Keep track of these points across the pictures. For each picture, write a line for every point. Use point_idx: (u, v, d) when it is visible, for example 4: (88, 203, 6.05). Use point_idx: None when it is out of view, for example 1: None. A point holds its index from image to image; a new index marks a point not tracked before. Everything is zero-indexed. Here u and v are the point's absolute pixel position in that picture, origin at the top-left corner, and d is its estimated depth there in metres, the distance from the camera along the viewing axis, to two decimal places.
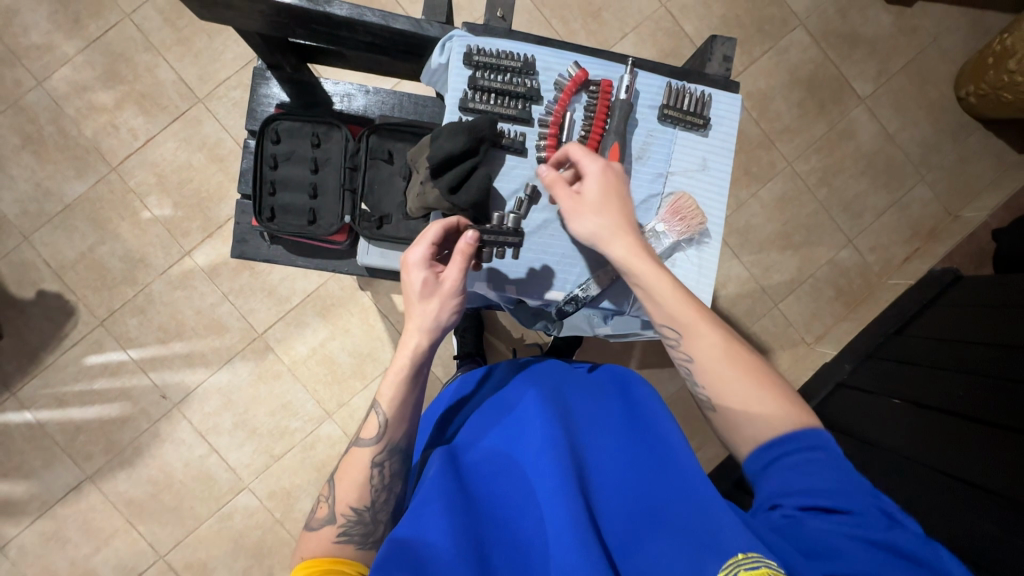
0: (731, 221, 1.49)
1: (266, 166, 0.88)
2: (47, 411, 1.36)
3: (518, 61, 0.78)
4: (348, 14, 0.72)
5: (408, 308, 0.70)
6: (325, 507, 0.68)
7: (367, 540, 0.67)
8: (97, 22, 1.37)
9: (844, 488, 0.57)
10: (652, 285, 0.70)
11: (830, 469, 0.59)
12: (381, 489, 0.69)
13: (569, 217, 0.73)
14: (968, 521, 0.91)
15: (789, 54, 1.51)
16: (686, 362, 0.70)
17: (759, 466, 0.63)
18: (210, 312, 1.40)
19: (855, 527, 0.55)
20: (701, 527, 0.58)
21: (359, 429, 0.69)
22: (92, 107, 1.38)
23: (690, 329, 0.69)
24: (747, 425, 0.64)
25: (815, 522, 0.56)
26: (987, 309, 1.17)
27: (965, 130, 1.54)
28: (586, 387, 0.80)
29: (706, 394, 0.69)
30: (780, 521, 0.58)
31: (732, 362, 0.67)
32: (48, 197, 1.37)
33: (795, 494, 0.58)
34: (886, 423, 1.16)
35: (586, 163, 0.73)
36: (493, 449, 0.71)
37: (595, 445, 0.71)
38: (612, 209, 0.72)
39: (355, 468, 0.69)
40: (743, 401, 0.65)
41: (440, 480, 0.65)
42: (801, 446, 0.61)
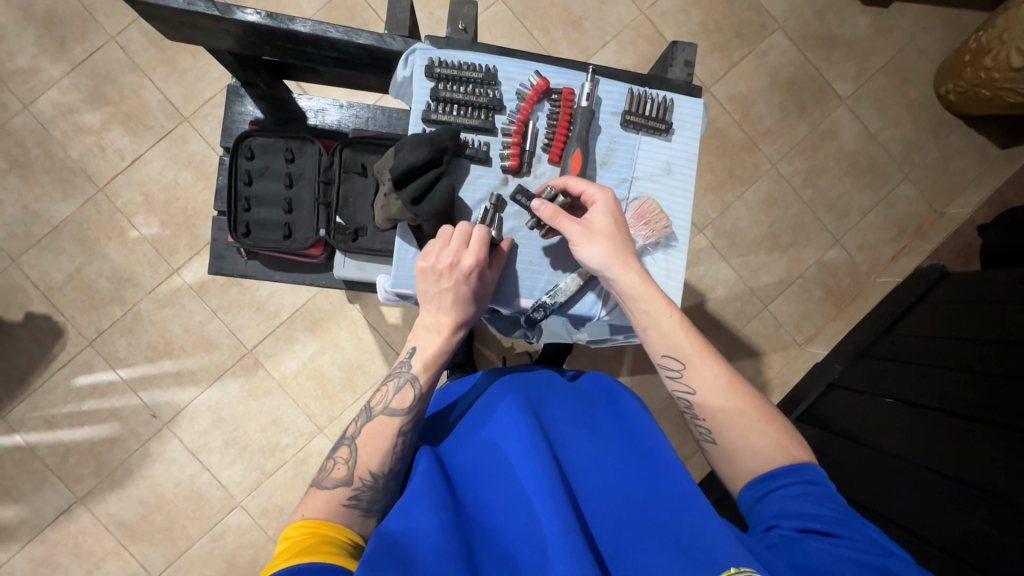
0: (718, 224, 1.50)
1: (240, 183, 0.88)
2: (37, 434, 1.35)
3: (479, 72, 0.78)
4: (312, 31, 0.73)
5: (458, 301, 0.73)
6: (343, 469, 0.67)
7: (372, 508, 0.66)
8: (82, 45, 1.39)
9: (841, 516, 0.57)
10: (657, 317, 0.71)
11: (828, 500, 0.59)
12: (399, 459, 0.70)
13: (578, 244, 0.73)
14: (966, 523, 0.89)
15: (769, 58, 1.52)
16: (687, 395, 0.71)
17: (756, 494, 0.63)
18: (199, 329, 1.39)
19: (852, 551, 0.54)
20: (695, 539, 0.57)
21: (396, 397, 0.71)
22: (79, 129, 1.39)
23: (693, 361, 0.70)
24: (748, 459, 0.66)
25: (809, 541, 0.55)
26: (975, 305, 1.17)
27: (947, 127, 1.55)
28: (571, 394, 0.80)
29: (705, 426, 0.70)
30: (776, 540, 0.57)
31: (734, 395, 0.69)
32: (36, 220, 1.37)
33: (792, 517, 0.58)
34: (878, 424, 1.15)
35: (596, 190, 0.74)
36: (478, 457, 0.71)
37: (583, 452, 0.70)
38: (617, 235, 0.73)
39: (385, 437, 0.69)
40: (746, 432, 0.67)
41: (428, 484, 0.64)
42: (801, 477, 0.62)
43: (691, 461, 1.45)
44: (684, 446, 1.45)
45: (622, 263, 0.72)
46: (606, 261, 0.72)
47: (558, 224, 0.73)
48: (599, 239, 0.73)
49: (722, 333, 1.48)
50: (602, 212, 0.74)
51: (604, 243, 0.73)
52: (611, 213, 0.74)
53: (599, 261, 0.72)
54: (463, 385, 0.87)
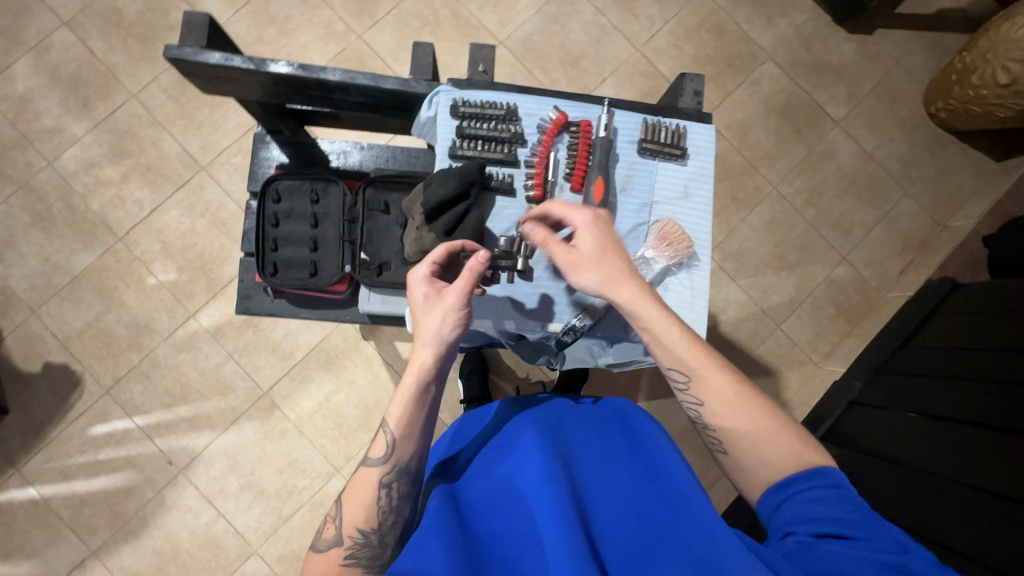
0: (724, 247, 1.52)
1: (268, 225, 0.91)
2: (52, 486, 1.34)
3: (501, 109, 0.82)
4: (341, 79, 0.77)
5: (413, 323, 0.70)
6: (333, 527, 0.68)
7: (372, 562, 0.67)
8: (105, 103, 1.45)
9: (856, 518, 0.58)
10: (658, 334, 0.70)
11: (842, 502, 0.60)
12: (388, 511, 0.68)
13: (569, 271, 0.72)
14: (1002, 535, 0.87)
15: (761, 86, 1.58)
16: (696, 406, 0.70)
17: (774, 500, 0.64)
18: (215, 373, 1.40)
19: (863, 552, 0.55)
20: (705, 557, 0.56)
21: (368, 448, 0.70)
22: (99, 182, 1.43)
23: (698, 373, 0.69)
24: (760, 469, 0.66)
25: (825, 547, 0.56)
26: (990, 315, 1.17)
27: (941, 143, 1.58)
28: (586, 421, 0.80)
29: (716, 436, 0.69)
30: (791, 548, 0.59)
31: (744, 406, 0.67)
32: (56, 271, 1.40)
33: (808, 523, 0.59)
34: (904, 441, 1.13)
35: (575, 215, 0.73)
36: (496, 491, 0.70)
37: (600, 477, 0.70)
38: (609, 257, 0.72)
39: (366, 487, 0.68)
40: (756, 442, 0.66)
41: (439, 515, 0.64)
42: (816, 481, 0.62)
43: (716, 487, 1.42)
44: (707, 472, 1.42)
45: (616, 283, 0.71)
46: (608, 285, 0.71)
47: (550, 249, 0.72)
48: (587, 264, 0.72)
49: (737, 356, 1.48)
50: (589, 237, 0.72)
51: (603, 265, 0.71)
52: (600, 237, 0.72)
53: (592, 287, 0.71)
54: (481, 415, 0.89)
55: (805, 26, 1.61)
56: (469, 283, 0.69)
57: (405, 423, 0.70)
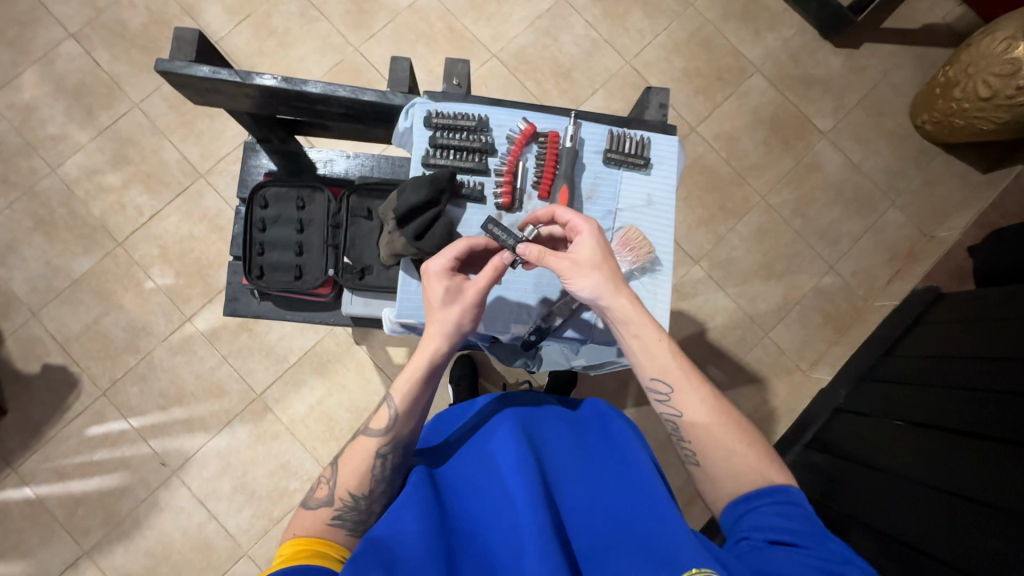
0: (712, 256, 1.54)
1: (255, 230, 0.94)
2: (47, 486, 1.36)
3: (472, 120, 0.85)
4: (322, 91, 0.80)
5: (429, 311, 0.73)
6: (325, 488, 0.69)
7: (358, 527, 0.68)
8: (108, 112, 1.50)
9: (811, 531, 0.59)
10: (648, 340, 0.73)
11: (800, 517, 0.61)
12: (380, 480, 0.71)
13: (569, 279, 0.74)
14: (975, 542, 0.88)
15: (749, 98, 1.61)
16: (673, 417, 0.72)
17: (735, 512, 0.65)
18: (210, 375, 1.42)
19: (812, 560, 0.56)
20: (666, 545, 0.58)
21: (371, 418, 0.72)
22: (101, 188, 1.47)
23: (680, 385, 0.72)
24: (730, 481, 0.67)
25: (776, 552, 0.58)
26: (971, 324, 1.19)
27: (927, 155, 1.61)
28: (564, 418, 0.82)
29: (691, 448, 0.71)
30: (744, 550, 0.60)
31: (719, 420, 0.70)
32: (57, 274, 1.43)
33: (763, 530, 0.61)
34: (888, 447, 1.14)
35: (578, 221, 0.75)
36: (472, 478, 0.72)
37: (572, 470, 0.72)
38: (606, 264, 0.74)
39: (363, 453, 0.70)
40: (729, 456, 0.68)
41: (416, 491, 0.67)
42: (779, 497, 0.63)
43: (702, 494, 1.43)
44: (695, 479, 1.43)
45: (616, 291, 0.73)
46: (608, 292, 0.73)
47: (550, 262, 0.74)
48: (587, 270, 0.74)
49: (724, 363, 1.49)
50: (588, 242, 0.74)
51: (599, 272, 0.73)
52: (598, 244, 0.74)
53: (591, 294, 0.74)
54: (464, 407, 0.88)
55: (793, 40, 1.64)
56: (488, 279, 0.73)
57: (410, 401, 0.72)
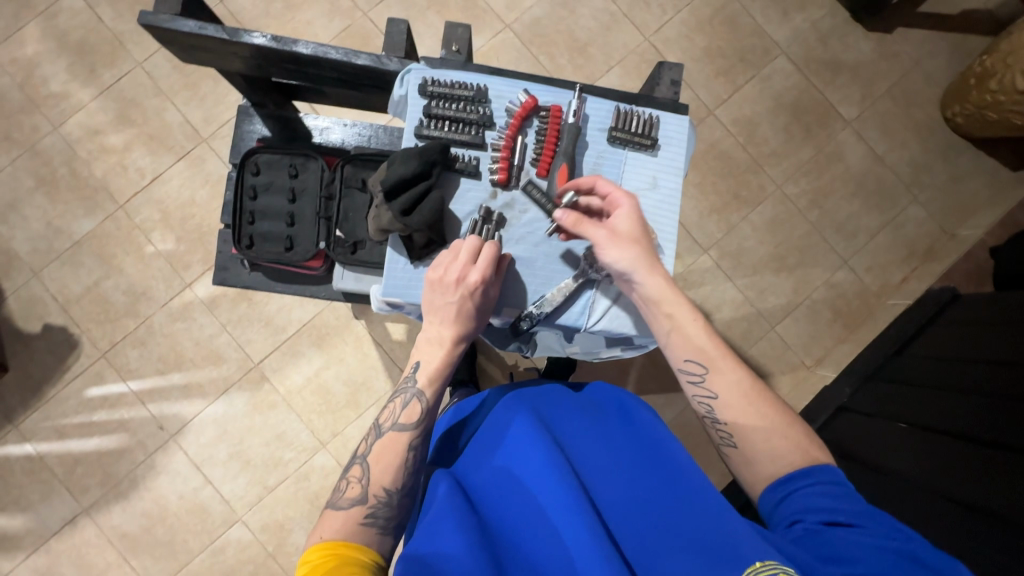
0: (722, 245, 1.50)
1: (246, 197, 0.91)
2: (47, 444, 1.38)
3: (470, 90, 0.81)
4: (313, 52, 0.77)
5: (461, 321, 0.74)
6: (357, 488, 0.68)
7: (389, 525, 0.66)
8: (111, 71, 1.46)
9: (863, 509, 0.59)
10: (682, 320, 0.72)
11: (849, 495, 0.61)
12: (412, 472, 0.71)
13: (603, 248, 0.73)
14: (974, 547, 0.85)
15: (772, 82, 1.54)
16: (708, 400, 0.71)
17: (777, 496, 0.64)
18: (209, 343, 1.42)
19: (874, 538, 0.55)
20: (720, 542, 0.56)
21: (402, 413, 0.72)
22: (103, 149, 1.45)
23: (716, 365, 0.71)
24: (769, 464, 0.66)
25: (838, 534, 0.57)
26: (991, 326, 1.14)
27: (956, 149, 1.54)
28: (584, 408, 0.80)
29: (727, 431, 0.69)
30: (801, 534, 0.59)
31: (754, 400, 0.69)
32: (59, 235, 1.43)
33: (816, 511, 0.60)
34: (896, 450, 1.11)
35: (620, 196, 0.76)
36: (495, 475, 0.70)
37: (599, 466, 0.70)
38: (643, 240, 0.74)
39: (396, 452, 0.70)
40: (770, 437, 0.67)
41: (450, 500, 0.65)
42: (824, 476, 0.63)
43: None
44: None
45: (651, 265, 0.73)
46: (642, 265, 0.73)
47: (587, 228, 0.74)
48: (625, 242, 0.74)
49: None
50: (628, 216, 0.75)
51: (634, 247, 0.73)
52: (637, 220, 0.75)
53: (625, 266, 0.73)
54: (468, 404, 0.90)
55: (823, 21, 1.56)
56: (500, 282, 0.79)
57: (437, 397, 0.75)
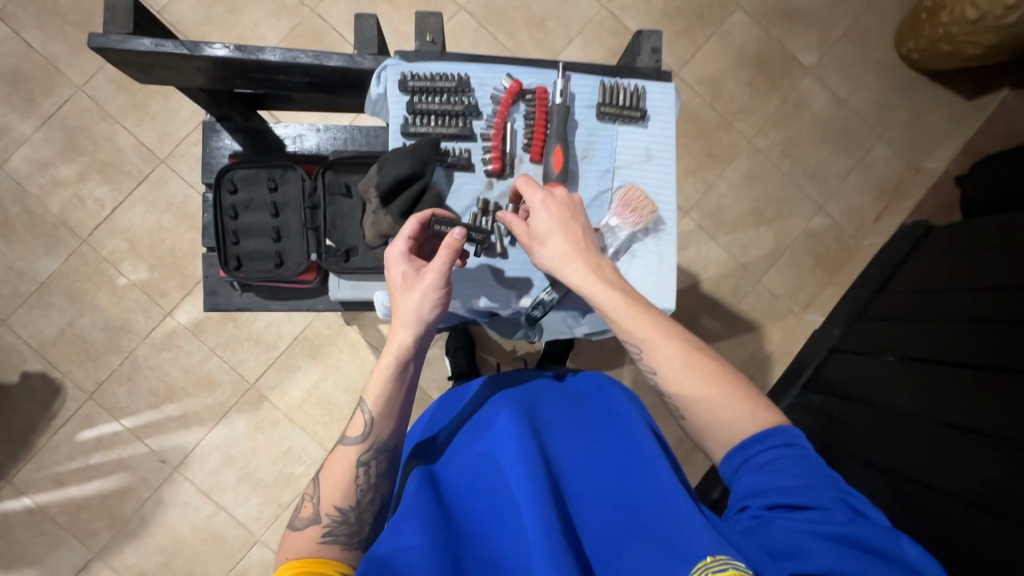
0: (701, 205, 1.52)
1: (226, 217, 0.88)
2: (46, 494, 1.33)
3: (452, 81, 0.79)
4: (282, 59, 0.74)
5: (391, 303, 0.71)
6: (309, 506, 0.66)
7: (351, 541, 0.65)
8: (50, 98, 1.38)
9: (809, 485, 0.55)
10: (607, 309, 0.68)
11: (796, 468, 0.57)
12: (366, 488, 0.68)
13: (530, 248, 0.73)
14: (972, 468, 0.91)
15: (732, 37, 1.55)
16: (651, 375, 0.68)
17: (735, 464, 0.61)
18: (200, 369, 1.39)
19: (816, 523, 0.53)
20: (676, 535, 0.58)
21: (346, 426, 0.69)
22: (56, 183, 1.38)
23: (649, 342, 0.67)
24: (718, 431, 0.63)
25: (780, 521, 0.54)
26: (967, 253, 1.19)
27: (914, 85, 1.57)
28: (563, 397, 0.81)
29: (673, 403, 0.67)
30: (748, 523, 0.57)
31: (694, 372, 0.66)
32: (22, 278, 1.36)
33: (760, 495, 0.57)
34: (888, 381, 1.15)
35: (530, 194, 0.73)
36: (473, 467, 0.71)
37: (571, 453, 0.72)
38: (566, 234, 0.71)
39: (344, 467, 0.68)
40: (710, 404, 0.64)
41: (419, 496, 0.65)
42: (768, 450, 0.59)
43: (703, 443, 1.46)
44: None
45: (568, 263, 0.70)
46: (562, 263, 0.71)
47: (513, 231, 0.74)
48: (545, 241, 0.72)
49: (720, 312, 1.50)
50: (543, 216, 0.72)
51: (557, 242, 0.71)
52: (555, 214, 0.72)
53: (550, 264, 0.72)
54: (459, 394, 0.89)
55: None
56: (448, 259, 0.69)
57: (384, 402, 0.70)
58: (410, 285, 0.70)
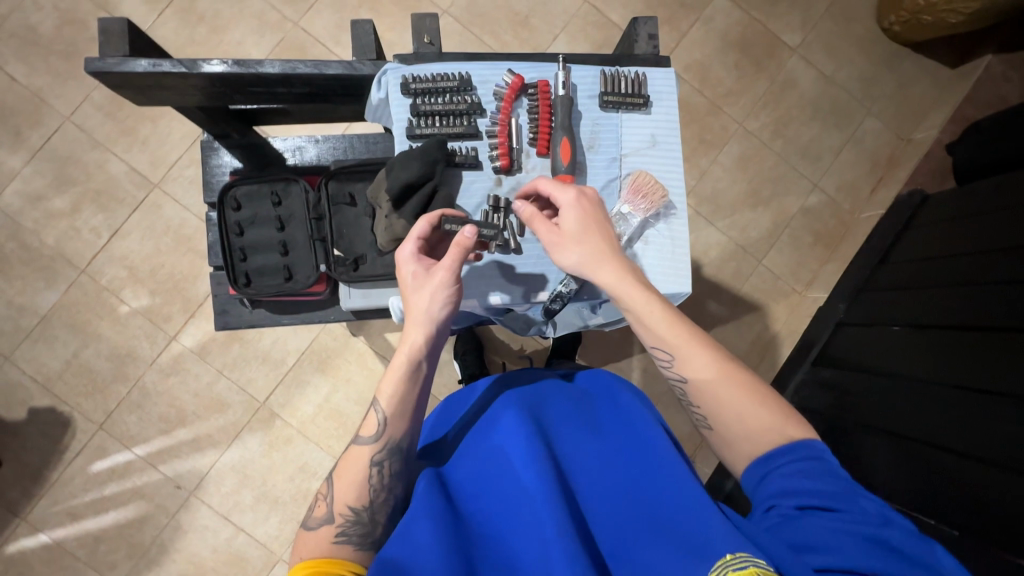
0: (697, 191, 1.52)
1: (232, 235, 0.88)
2: (62, 529, 1.32)
3: (454, 80, 0.80)
4: (281, 71, 0.73)
5: (403, 302, 0.71)
6: (323, 506, 0.66)
7: (365, 541, 0.65)
8: (38, 130, 1.37)
9: (840, 490, 0.56)
10: (639, 312, 0.69)
11: (826, 474, 0.58)
12: (380, 489, 0.67)
13: (553, 251, 0.72)
14: (990, 429, 0.91)
15: (715, 22, 1.55)
16: (679, 383, 0.69)
17: (759, 473, 0.61)
18: (209, 391, 1.38)
19: (848, 523, 0.54)
20: (693, 532, 0.58)
21: (359, 426, 0.69)
22: (50, 215, 1.37)
23: (681, 350, 0.68)
24: (745, 442, 0.63)
25: (812, 521, 0.54)
26: (964, 218, 1.20)
27: (898, 57, 1.58)
28: (570, 395, 0.81)
29: (700, 412, 0.68)
30: (775, 521, 0.57)
31: (727, 381, 0.66)
32: (22, 313, 1.35)
33: (789, 495, 0.57)
34: (898, 350, 1.16)
35: (559, 194, 0.73)
36: (481, 466, 0.71)
37: (582, 450, 0.71)
38: (593, 236, 0.72)
39: (357, 466, 0.67)
40: (741, 415, 0.64)
41: (427, 498, 0.64)
42: (798, 455, 0.60)
43: None
44: None
45: (600, 262, 0.71)
46: (592, 263, 0.71)
47: (536, 228, 0.73)
48: (572, 242, 0.72)
49: (724, 296, 1.50)
50: (572, 214, 0.72)
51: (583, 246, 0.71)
52: (581, 215, 0.72)
53: (576, 266, 0.72)
54: (466, 395, 0.89)
55: None
56: (458, 258, 0.70)
57: (398, 401, 0.69)
58: (419, 283, 0.70)
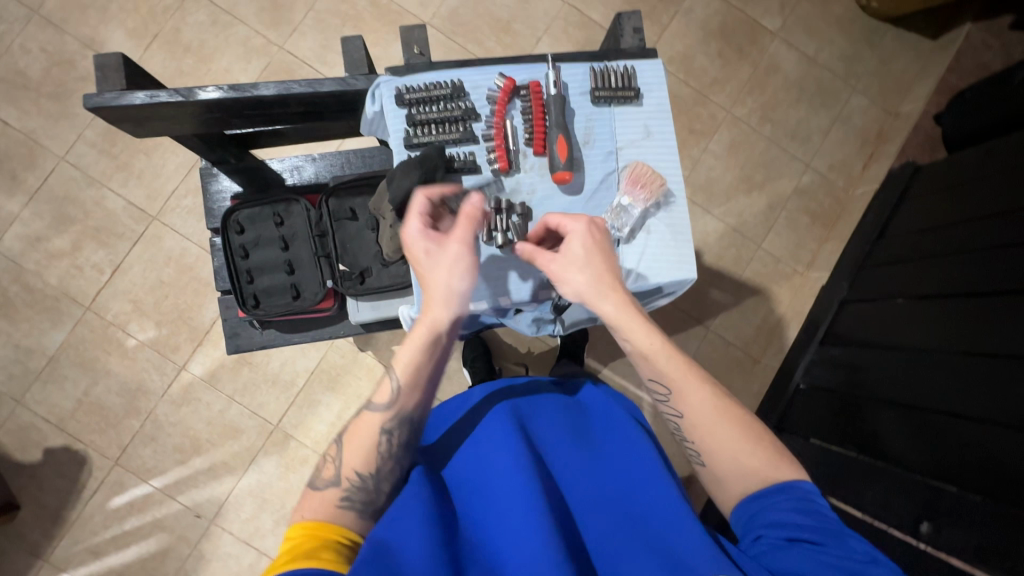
0: (691, 180, 1.53)
1: (237, 258, 0.89)
2: (85, 567, 1.32)
3: (447, 87, 0.81)
4: (277, 92, 0.75)
5: (418, 277, 0.70)
6: (331, 468, 0.66)
7: (367, 509, 0.65)
8: (34, 172, 1.38)
9: (827, 527, 0.59)
10: (639, 343, 0.70)
11: (815, 512, 0.60)
12: (388, 458, 0.68)
13: (555, 279, 0.71)
14: (1002, 394, 0.91)
15: (695, 13, 1.57)
16: (676, 418, 0.71)
17: (749, 509, 0.64)
18: (221, 418, 1.38)
19: (833, 558, 0.56)
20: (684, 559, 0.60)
21: (371, 394, 0.69)
22: (51, 256, 1.37)
23: (680, 386, 0.70)
24: (736, 481, 0.66)
25: (799, 554, 0.57)
26: (956, 187, 1.21)
27: (878, 32, 1.60)
28: (563, 406, 0.81)
29: (695, 448, 0.70)
30: (763, 549, 0.60)
31: (724, 420, 0.68)
32: (31, 354, 1.35)
33: (779, 527, 0.60)
34: (904, 322, 1.16)
35: (570, 222, 0.72)
36: (470, 480, 0.71)
37: (573, 472, 0.72)
38: (598, 264, 0.71)
39: (368, 434, 0.68)
40: (738, 455, 0.66)
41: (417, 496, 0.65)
42: (790, 493, 0.62)
43: None
44: None
45: (600, 295, 0.70)
46: (593, 294, 0.70)
47: (537, 259, 0.72)
48: (575, 269, 0.71)
49: (726, 283, 1.51)
50: (578, 244, 0.71)
51: (580, 274, 0.71)
52: (587, 244, 0.71)
53: (577, 294, 0.71)
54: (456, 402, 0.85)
55: None
56: (469, 229, 0.71)
57: (413, 372, 0.69)
58: (434, 259, 0.70)
